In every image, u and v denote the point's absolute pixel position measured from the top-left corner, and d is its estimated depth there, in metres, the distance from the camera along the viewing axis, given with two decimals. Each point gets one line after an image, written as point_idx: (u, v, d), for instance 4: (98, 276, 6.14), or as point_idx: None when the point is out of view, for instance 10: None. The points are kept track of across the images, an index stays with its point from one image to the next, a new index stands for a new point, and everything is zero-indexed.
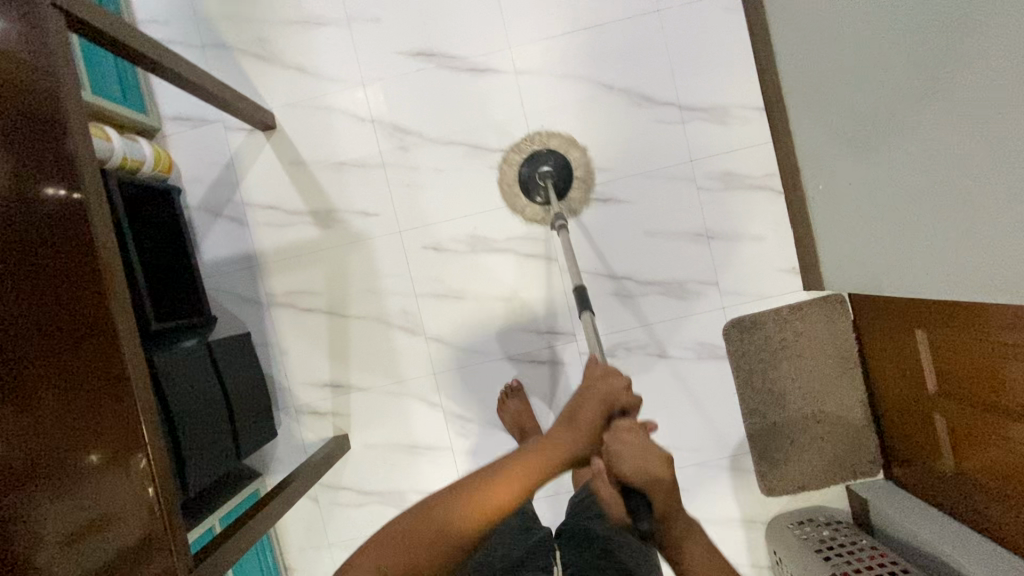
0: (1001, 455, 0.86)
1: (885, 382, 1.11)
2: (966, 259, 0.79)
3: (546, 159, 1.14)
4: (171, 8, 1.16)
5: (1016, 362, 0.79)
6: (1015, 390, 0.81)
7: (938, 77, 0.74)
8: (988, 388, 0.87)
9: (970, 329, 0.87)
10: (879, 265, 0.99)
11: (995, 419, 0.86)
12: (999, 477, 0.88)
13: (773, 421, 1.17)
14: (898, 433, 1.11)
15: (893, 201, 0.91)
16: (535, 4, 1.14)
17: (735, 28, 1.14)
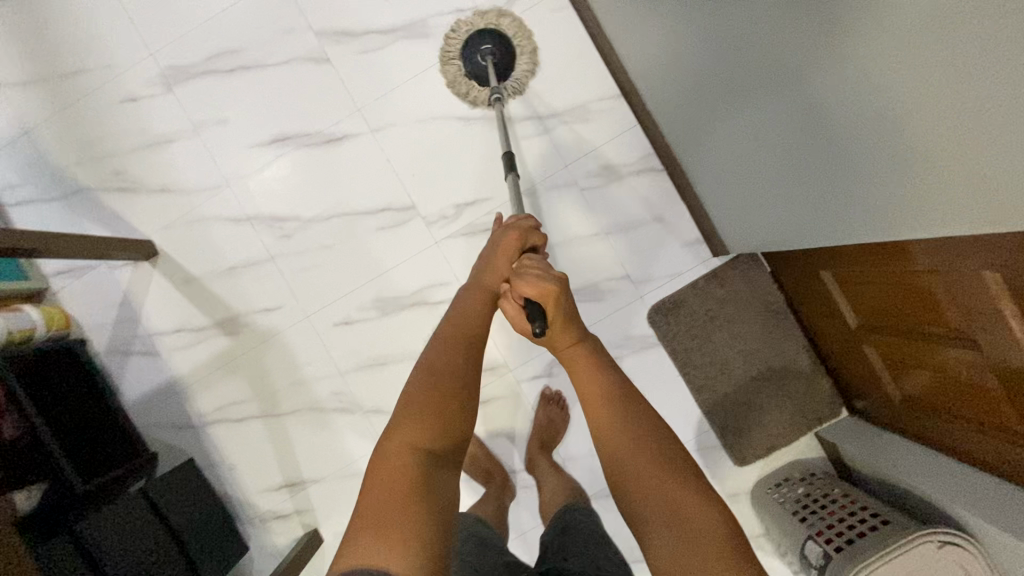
0: (938, 378, 0.84)
1: (817, 323, 1.09)
2: (892, 174, 0.65)
3: (486, 40, 1.06)
4: (22, 169, 1.16)
5: (936, 285, 0.75)
6: (940, 312, 0.77)
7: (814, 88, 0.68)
8: (909, 314, 0.84)
9: (875, 261, 0.84)
10: (772, 214, 0.95)
11: (923, 344, 0.84)
12: (941, 398, 0.86)
13: (724, 392, 1.16)
14: (845, 369, 1.10)
15: (787, 129, 0.78)
16: (370, 60, 1.14)
17: (568, 26, 1.13)
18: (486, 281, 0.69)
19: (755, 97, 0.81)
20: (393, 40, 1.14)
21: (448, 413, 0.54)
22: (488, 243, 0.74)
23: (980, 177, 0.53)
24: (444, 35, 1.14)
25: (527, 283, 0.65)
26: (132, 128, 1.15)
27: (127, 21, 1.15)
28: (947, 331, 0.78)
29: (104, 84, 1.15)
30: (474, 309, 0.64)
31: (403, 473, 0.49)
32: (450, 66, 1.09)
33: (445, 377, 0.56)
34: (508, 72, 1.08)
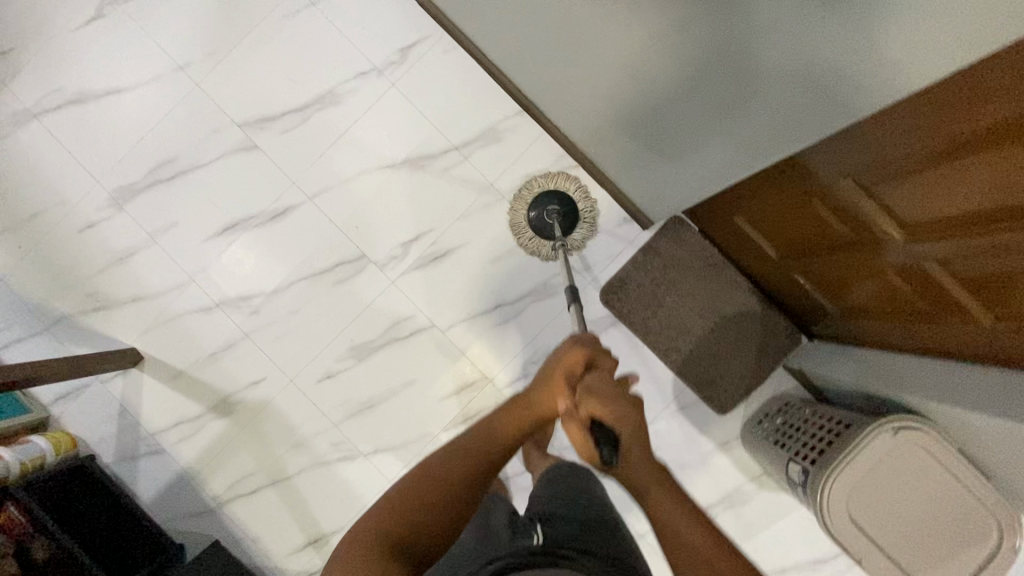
0: (861, 281, 0.91)
1: (751, 263, 1.18)
2: (814, 84, 0.64)
3: (552, 202, 1.20)
4: (4, 313, 1.25)
5: (817, 201, 0.84)
6: (829, 224, 0.85)
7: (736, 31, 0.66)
8: (817, 234, 0.90)
9: (769, 194, 0.93)
10: (682, 176, 1.01)
11: (833, 256, 0.91)
12: (874, 300, 0.93)
13: (689, 349, 1.23)
14: (790, 298, 1.17)
15: (694, 78, 0.78)
16: (293, 136, 1.25)
17: (460, 61, 1.25)
18: (534, 400, 0.72)
19: (646, 62, 0.82)
20: (309, 114, 1.25)
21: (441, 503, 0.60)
22: (552, 356, 0.78)
23: (916, 48, 0.52)
24: (353, 97, 1.25)
25: (597, 405, 0.68)
26: (96, 251, 1.25)
27: (71, 158, 1.26)
28: (843, 239, 0.86)
29: (62, 218, 1.25)
30: (517, 419, 0.70)
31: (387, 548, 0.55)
32: (519, 201, 1.21)
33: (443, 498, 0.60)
34: (571, 229, 1.21)
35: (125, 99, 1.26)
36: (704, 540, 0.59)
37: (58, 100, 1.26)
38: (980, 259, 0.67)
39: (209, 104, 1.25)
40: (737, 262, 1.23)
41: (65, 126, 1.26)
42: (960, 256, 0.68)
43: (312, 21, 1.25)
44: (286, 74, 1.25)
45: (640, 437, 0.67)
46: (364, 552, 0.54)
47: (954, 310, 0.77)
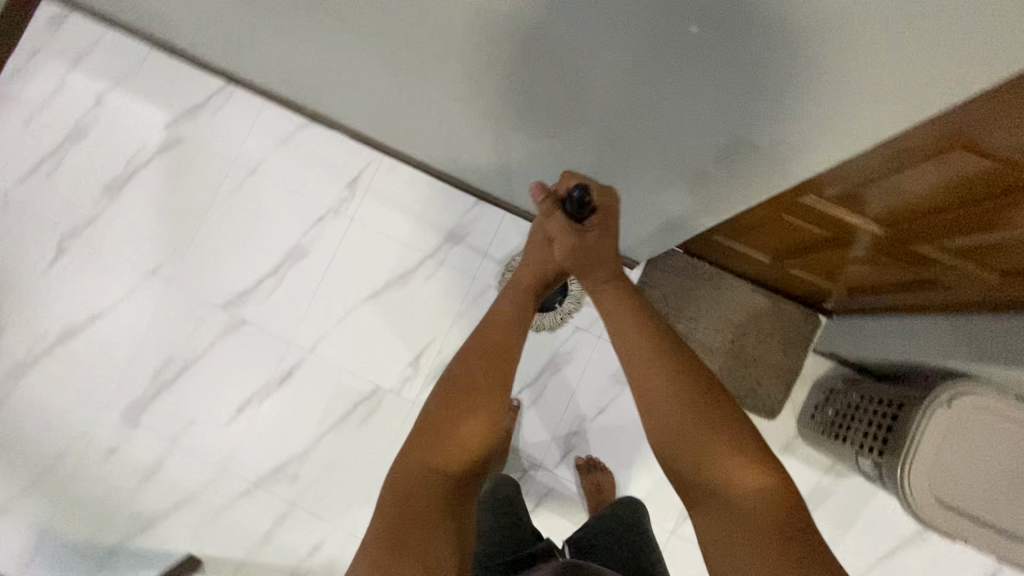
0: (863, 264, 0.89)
1: (745, 267, 1.18)
2: (827, 118, 0.51)
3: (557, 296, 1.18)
4: (58, 564, 1.24)
5: (789, 214, 0.84)
6: (808, 228, 0.85)
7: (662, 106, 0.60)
8: (806, 237, 0.89)
9: (738, 216, 0.93)
10: (646, 226, 1.00)
11: (824, 249, 0.90)
12: (882, 276, 0.91)
13: (719, 367, 1.22)
14: (793, 287, 1.17)
15: (634, 148, 0.73)
16: (274, 298, 1.27)
17: (405, 175, 1.28)
18: (523, 270, 0.76)
19: (582, 137, 0.79)
20: (282, 274, 1.27)
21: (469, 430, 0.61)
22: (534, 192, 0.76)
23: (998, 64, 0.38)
24: (317, 243, 1.27)
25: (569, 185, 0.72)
26: (125, 474, 1.25)
27: (75, 393, 1.27)
28: (827, 236, 0.85)
29: (84, 453, 1.26)
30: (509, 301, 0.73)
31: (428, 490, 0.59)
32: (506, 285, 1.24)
33: (468, 421, 0.62)
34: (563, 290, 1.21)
35: (109, 320, 1.28)
36: (685, 397, 0.60)
37: (46, 343, 1.28)
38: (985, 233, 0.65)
39: (187, 297, 1.27)
40: (733, 270, 1.22)
41: (60, 365, 1.28)
42: (955, 230, 0.68)
43: (256, 190, 1.28)
44: (248, 245, 1.28)
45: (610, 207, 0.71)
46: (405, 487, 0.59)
47: (987, 275, 0.74)
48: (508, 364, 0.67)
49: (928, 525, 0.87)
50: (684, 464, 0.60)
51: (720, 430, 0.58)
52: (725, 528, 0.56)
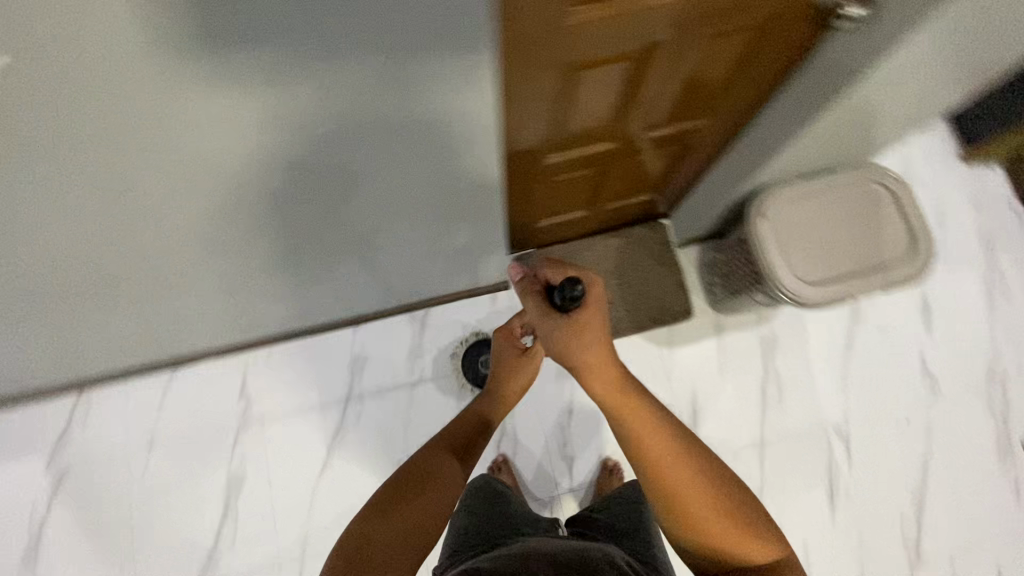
0: (634, 166, 1.05)
1: (581, 227, 1.31)
2: (458, 99, 0.69)
3: (483, 349, 1.30)
4: None
5: (554, 174, 0.98)
6: (576, 172, 1.00)
7: (376, 158, 0.76)
8: (597, 170, 1.04)
9: (531, 197, 1.07)
10: (480, 242, 1.15)
11: (602, 176, 1.06)
12: (655, 164, 1.07)
13: (627, 310, 1.32)
14: (624, 215, 1.32)
15: (401, 197, 0.89)
16: (241, 535, 1.24)
17: (279, 351, 1.32)
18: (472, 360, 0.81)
19: (367, 218, 0.93)
20: (234, 510, 1.25)
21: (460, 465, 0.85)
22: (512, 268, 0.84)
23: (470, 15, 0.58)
24: (246, 460, 1.27)
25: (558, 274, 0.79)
26: None
27: None
28: (593, 167, 1.01)
29: None
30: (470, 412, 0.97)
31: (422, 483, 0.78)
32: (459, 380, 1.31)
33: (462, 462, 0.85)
34: None
35: None
36: (679, 466, 0.73)
37: None
38: (679, 82, 0.80)
39: None
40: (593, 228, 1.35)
41: None
42: (663, 95, 0.83)
43: (164, 457, 1.27)
44: (186, 509, 1.24)
45: (592, 297, 0.77)
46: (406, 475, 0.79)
47: (718, 108, 0.89)
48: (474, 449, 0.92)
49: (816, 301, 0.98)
50: (662, 497, 0.74)
51: (715, 495, 0.72)
52: (703, 551, 0.74)
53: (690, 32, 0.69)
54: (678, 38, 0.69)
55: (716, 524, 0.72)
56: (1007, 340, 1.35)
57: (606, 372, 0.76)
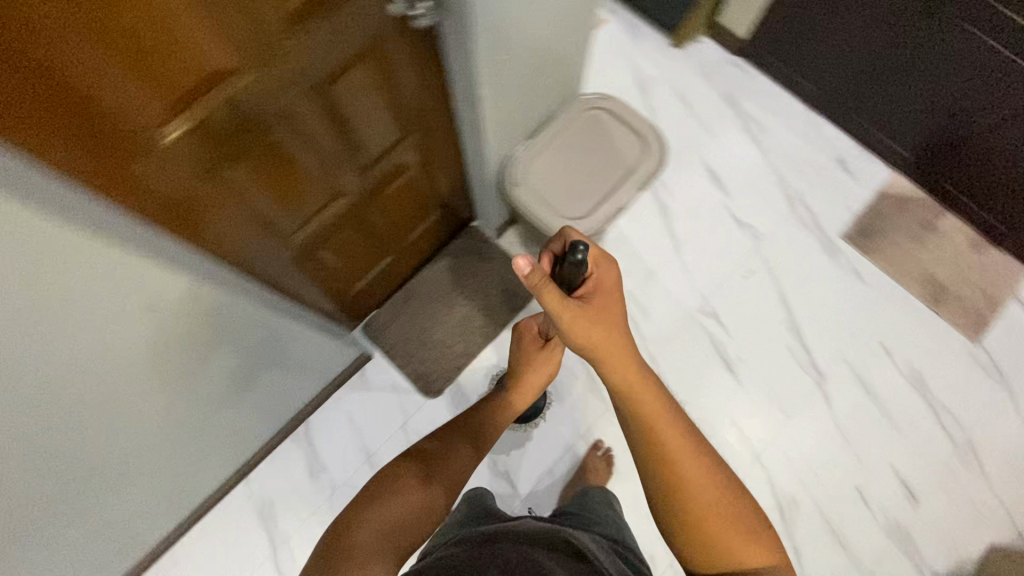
0: (404, 199, 1.13)
1: (406, 267, 1.39)
2: (130, 302, 0.59)
3: (384, 421, 1.33)
4: None
5: (331, 242, 1.03)
6: (352, 231, 1.06)
7: (104, 390, 0.66)
8: (383, 206, 1.08)
9: (330, 270, 1.12)
10: (306, 343, 1.12)
11: (381, 221, 1.12)
12: (422, 188, 1.16)
13: (484, 312, 1.42)
14: (437, 237, 1.42)
15: (179, 382, 0.80)
16: None
17: (192, 545, 1.24)
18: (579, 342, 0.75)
19: (168, 416, 0.84)
20: None
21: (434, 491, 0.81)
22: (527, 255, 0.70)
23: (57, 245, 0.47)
24: None
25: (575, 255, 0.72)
26: None
27: None
28: (363, 219, 1.06)
29: None
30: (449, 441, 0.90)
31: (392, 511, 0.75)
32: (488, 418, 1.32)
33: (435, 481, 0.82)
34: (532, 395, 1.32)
35: None
36: (695, 459, 0.74)
37: None
38: (382, 109, 0.83)
39: None
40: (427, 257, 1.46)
41: None
42: (378, 127, 0.86)
43: None
44: None
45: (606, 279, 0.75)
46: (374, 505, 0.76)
47: (434, 118, 0.96)
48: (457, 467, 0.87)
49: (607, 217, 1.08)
50: (684, 491, 0.73)
51: (724, 486, 0.75)
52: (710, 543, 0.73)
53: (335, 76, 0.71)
54: (330, 80, 0.71)
55: (729, 520, 0.73)
56: (785, 165, 1.53)
57: (623, 359, 0.74)
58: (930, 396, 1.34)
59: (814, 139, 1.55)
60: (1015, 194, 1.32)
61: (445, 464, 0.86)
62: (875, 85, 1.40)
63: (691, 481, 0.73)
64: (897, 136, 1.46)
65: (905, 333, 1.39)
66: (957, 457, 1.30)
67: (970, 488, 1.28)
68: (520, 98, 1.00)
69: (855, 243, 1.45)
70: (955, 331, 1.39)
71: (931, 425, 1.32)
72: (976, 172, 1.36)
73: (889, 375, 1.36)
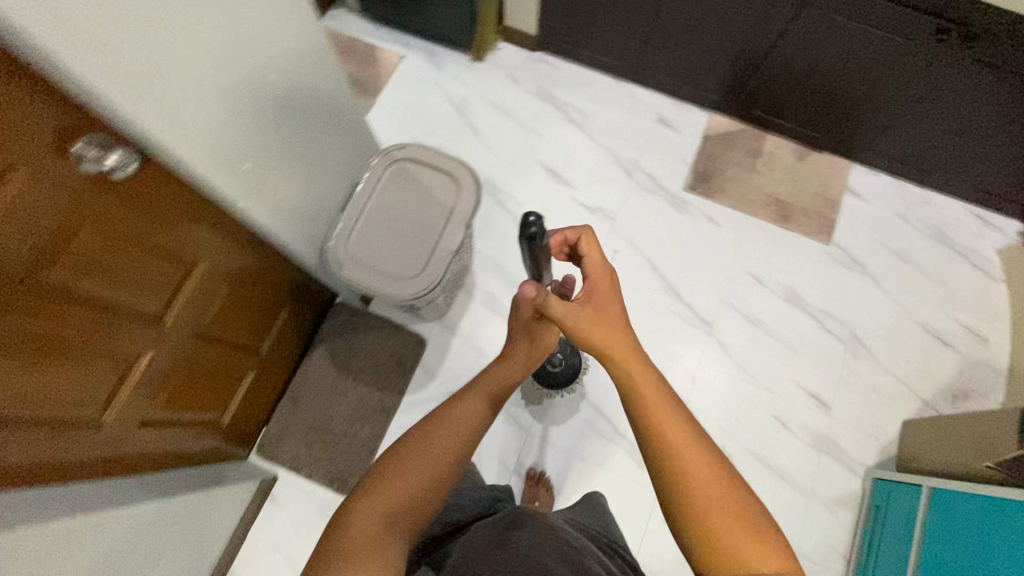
0: (231, 316, 1.04)
1: (281, 373, 1.31)
2: None
3: (311, 537, 1.25)
4: None
5: (164, 397, 0.94)
6: (185, 374, 0.97)
7: None
8: (214, 328, 1.01)
9: (184, 420, 1.02)
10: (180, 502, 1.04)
11: (217, 348, 1.04)
12: (249, 298, 1.08)
13: (377, 387, 1.36)
14: (302, 332, 1.34)
15: None
16: None
17: None
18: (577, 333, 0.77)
19: None
20: None
21: (440, 482, 0.75)
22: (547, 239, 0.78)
23: None
24: None
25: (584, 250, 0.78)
26: None
27: None
28: (192, 356, 0.97)
29: None
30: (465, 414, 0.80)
31: (400, 503, 0.71)
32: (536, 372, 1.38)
33: (445, 457, 0.76)
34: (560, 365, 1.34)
35: None
36: (700, 455, 0.67)
37: None
38: (145, 253, 0.76)
39: None
40: (302, 346, 1.37)
41: None
42: (150, 271, 0.79)
43: None
44: None
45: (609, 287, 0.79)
46: (387, 504, 0.70)
47: (212, 232, 0.87)
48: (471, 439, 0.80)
49: (439, 283, 1.04)
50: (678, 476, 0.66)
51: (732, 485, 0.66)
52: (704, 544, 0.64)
53: (58, 257, 0.63)
54: (47, 266, 0.63)
55: (732, 527, 0.64)
56: (614, 139, 1.57)
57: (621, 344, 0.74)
58: (808, 306, 1.41)
59: (631, 105, 1.60)
60: (814, 96, 1.41)
61: (456, 451, 0.77)
62: (661, 40, 1.45)
63: (694, 472, 0.66)
64: (699, 80, 1.52)
65: (769, 257, 1.45)
66: (848, 353, 1.37)
67: (868, 377, 1.35)
68: (302, 189, 0.94)
69: (698, 189, 1.51)
70: (810, 240, 1.46)
71: (818, 332, 1.39)
72: (779, 88, 1.43)
73: (767, 301, 1.42)
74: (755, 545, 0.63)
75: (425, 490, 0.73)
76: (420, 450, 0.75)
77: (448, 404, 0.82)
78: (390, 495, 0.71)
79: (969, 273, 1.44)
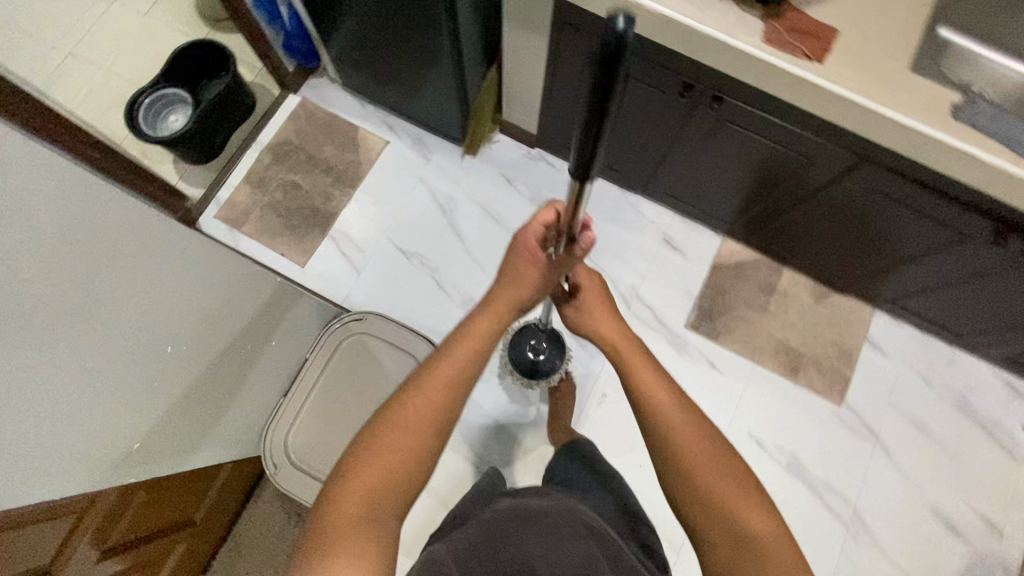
0: (158, 506, 0.93)
1: (225, 520, 1.20)
2: None
3: None
4: None
5: None
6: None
7: None
8: (147, 518, 0.91)
9: None
10: None
11: (141, 541, 0.92)
12: (179, 480, 0.96)
13: None
14: (249, 473, 1.22)
15: None
16: None
17: None
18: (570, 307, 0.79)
19: None
20: None
21: (431, 434, 0.61)
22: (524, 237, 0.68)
23: None
24: None
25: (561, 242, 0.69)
26: None
27: None
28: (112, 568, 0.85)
29: None
30: (462, 351, 0.66)
31: (393, 466, 0.59)
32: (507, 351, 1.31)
33: (434, 412, 0.62)
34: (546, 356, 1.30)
35: None
36: (703, 441, 0.66)
37: None
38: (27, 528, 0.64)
39: None
40: (257, 474, 1.27)
41: None
42: (39, 538, 0.67)
43: None
44: None
45: (593, 280, 0.79)
46: (383, 475, 0.58)
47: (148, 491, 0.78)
48: (465, 386, 0.65)
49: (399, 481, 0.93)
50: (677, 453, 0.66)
51: (738, 473, 0.65)
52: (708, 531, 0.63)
53: None
54: None
55: (745, 524, 0.61)
56: (612, 260, 1.42)
57: (611, 323, 0.77)
58: (810, 478, 1.28)
59: (636, 221, 1.45)
60: (838, 250, 1.24)
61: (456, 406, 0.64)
62: (673, 168, 1.28)
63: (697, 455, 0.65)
64: (713, 208, 1.36)
65: (772, 416, 1.31)
66: (850, 537, 1.24)
67: (868, 569, 1.23)
68: None
69: (701, 329, 1.36)
70: (820, 399, 1.32)
71: (818, 511, 1.26)
72: (802, 235, 1.26)
73: (764, 469, 1.28)
74: (748, 500, 0.62)
75: (413, 454, 0.60)
76: (414, 405, 0.62)
77: (428, 358, 0.66)
78: (383, 462, 0.59)
79: (991, 452, 1.30)
